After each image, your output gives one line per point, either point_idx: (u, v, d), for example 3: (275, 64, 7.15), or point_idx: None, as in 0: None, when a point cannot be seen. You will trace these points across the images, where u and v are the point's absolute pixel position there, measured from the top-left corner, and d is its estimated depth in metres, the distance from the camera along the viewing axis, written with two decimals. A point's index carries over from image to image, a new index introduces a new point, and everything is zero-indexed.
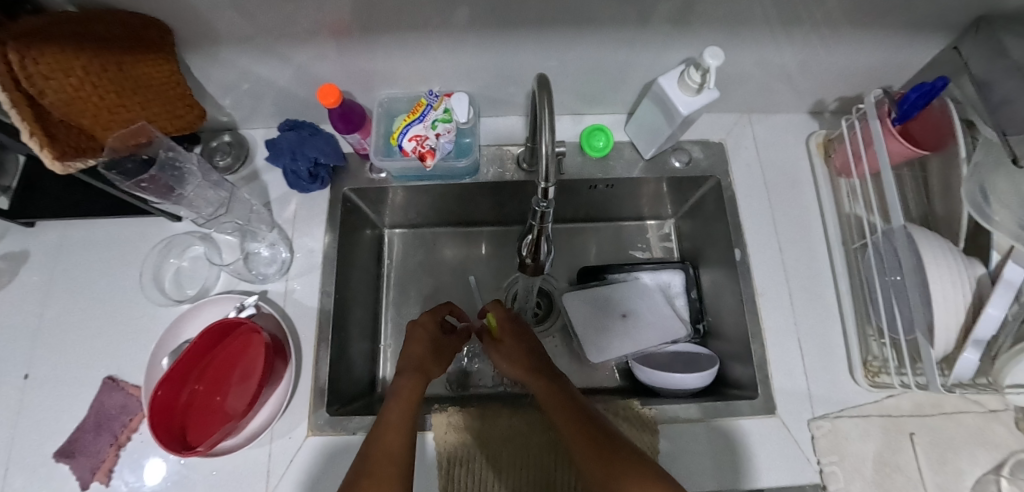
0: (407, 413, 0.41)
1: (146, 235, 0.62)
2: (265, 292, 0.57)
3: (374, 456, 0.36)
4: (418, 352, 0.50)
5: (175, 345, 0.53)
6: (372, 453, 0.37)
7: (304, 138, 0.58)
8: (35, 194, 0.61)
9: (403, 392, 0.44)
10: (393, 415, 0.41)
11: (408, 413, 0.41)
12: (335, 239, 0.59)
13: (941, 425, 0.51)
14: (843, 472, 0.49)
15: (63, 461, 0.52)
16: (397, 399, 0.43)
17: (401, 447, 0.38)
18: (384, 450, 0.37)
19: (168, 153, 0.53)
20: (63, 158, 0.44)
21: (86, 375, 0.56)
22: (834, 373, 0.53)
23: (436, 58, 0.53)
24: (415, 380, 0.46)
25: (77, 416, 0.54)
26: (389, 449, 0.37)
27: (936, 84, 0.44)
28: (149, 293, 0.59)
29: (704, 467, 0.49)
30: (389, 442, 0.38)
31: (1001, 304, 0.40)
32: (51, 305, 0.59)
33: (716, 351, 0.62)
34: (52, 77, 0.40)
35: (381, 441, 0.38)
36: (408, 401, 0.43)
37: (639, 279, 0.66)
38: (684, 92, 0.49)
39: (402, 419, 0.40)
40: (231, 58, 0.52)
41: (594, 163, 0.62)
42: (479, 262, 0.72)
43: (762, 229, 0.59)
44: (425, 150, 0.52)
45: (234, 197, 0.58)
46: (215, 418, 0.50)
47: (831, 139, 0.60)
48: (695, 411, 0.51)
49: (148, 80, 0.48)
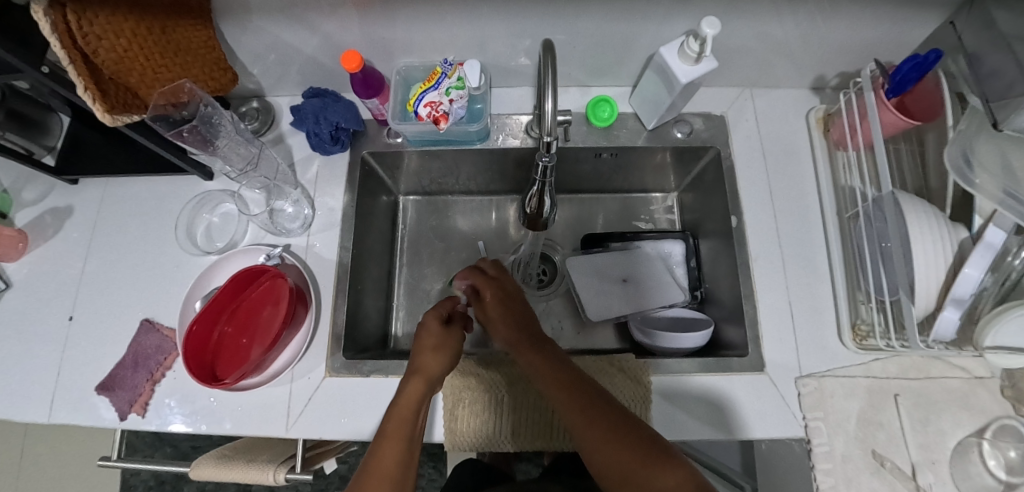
0: (405, 424, 0.42)
1: (181, 192, 0.67)
2: (288, 245, 0.62)
3: (372, 474, 0.39)
4: (420, 353, 0.48)
5: (206, 290, 0.59)
6: (370, 470, 0.39)
7: (326, 104, 0.62)
8: (79, 152, 0.66)
9: (399, 401, 0.44)
10: (390, 426, 0.42)
11: (406, 424, 0.42)
12: (353, 199, 0.64)
13: (926, 388, 0.53)
14: (827, 428, 0.51)
15: (104, 394, 0.57)
16: (395, 409, 0.43)
17: (397, 462, 0.40)
18: (379, 469, 0.39)
19: (207, 108, 0.56)
20: (112, 112, 0.48)
21: (125, 316, 0.61)
22: (823, 335, 0.55)
23: (451, 28, 0.56)
24: (416, 387, 0.45)
25: (117, 354, 0.59)
26: (384, 469, 0.39)
27: (928, 57, 0.45)
28: (183, 244, 0.64)
29: (694, 418, 0.52)
30: (384, 459, 0.40)
31: (980, 264, 0.42)
32: (92, 255, 0.64)
33: (712, 316, 0.65)
34: (104, 38, 0.44)
35: (376, 458, 0.40)
36: (403, 414, 0.43)
37: (641, 247, 0.69)
38: (685, 62, 0.51)
39: (398, 430, 0.42)
40: (262, 27, 0.55)
41: (599, 133, 0.65)
42: (488, 229, 0.75)
43: (759, 198, 0.61)
44: (440, 115, 0.55)
45: (263, 154, 0.63)
46: (241, 357, 0.55)
47: (830, 114, 0.62)
48: (689, 365, 0.54)
49: (189, 44, 0.53)
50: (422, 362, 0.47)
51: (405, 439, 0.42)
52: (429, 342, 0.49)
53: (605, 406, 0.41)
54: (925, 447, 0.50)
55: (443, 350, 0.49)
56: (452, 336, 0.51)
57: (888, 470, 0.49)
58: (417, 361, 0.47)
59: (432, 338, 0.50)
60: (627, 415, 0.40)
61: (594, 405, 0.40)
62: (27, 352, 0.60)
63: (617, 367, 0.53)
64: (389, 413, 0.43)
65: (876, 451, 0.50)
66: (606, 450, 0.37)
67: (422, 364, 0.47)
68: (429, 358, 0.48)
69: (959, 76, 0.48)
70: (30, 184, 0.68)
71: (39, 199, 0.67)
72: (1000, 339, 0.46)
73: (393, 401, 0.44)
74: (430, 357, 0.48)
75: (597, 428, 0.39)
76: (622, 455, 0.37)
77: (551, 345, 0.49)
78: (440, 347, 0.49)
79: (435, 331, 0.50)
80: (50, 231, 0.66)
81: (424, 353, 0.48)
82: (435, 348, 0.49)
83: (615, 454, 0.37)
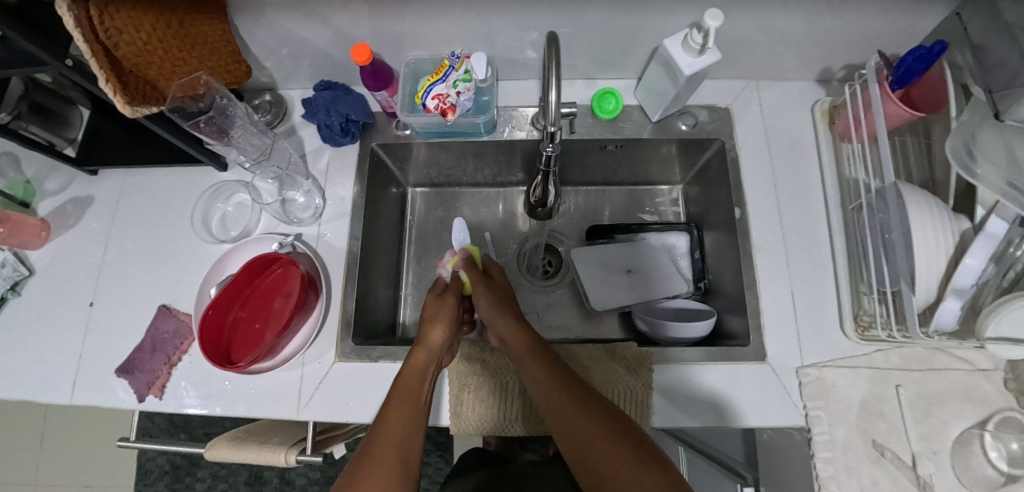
0: (412, 391, 0.45)
1: (196, 182, 0.69)
2: (300, 234, 0.63)
3: (379, 438, 0.41)
4: (429, 327, 0.51)
5: (222, 277, 0.61)
6: (378, 432, 0.41)
7: (338, 97, 0.64)
8: (98, 143, 0.68)
9: (408, 369, 0.46)
10: (397, 393, 0.44)
11: (413, 390, 0.45)
12: (363, 189, 0.65)
13: (928, 380, 0.53)
14: (828, 417, 0.52)
15: (123, 376, 0.60)
16: (404, 375, 0.46)
17: (403, 427, 0.42)
18: (387, 431, 0.41)
19: (222, 100, 0.57)
20: (132, 104, 0.49)
21: (143, 301, 0.63)
22: (826, 325, 0.56)
23: (458, 21, 0.57)
24: (421, 356, 0.48)
25: (136, 338, 0.61)
26: (392, 430, 0.41)
27: (933, 48, 0.46)
28: (198, 232, 0.66)
29: (695, 405, 0.53)
30: (391, 421, 0.42)
31: (980, 254, 0.42)
32: (112, 243, 0.67)
33: (714, 307, 0.66)
34: (124, 31, 0.45)
35: (384, 422, 0.42)
36: (410, 381, 0.45)
37: (646, 239, 0.71)
38: (688, 54, 0.52)
39: (405, 396, 0.44)
40: (277, 21, 0.57)
41: (605, 125, 0.65)
42: (495, 220, 0.77)
43: (763, 190, 0.61)
44: (447, 107, 0.56)
45: (276, 145, 0.64)
46: (253, 341, 0.57)
47: (836, 106, 0.62)
48: (690, 354, 0.55)
49: (205, 38, 0.54)
50: (427, 334, 0.50)
51: (413, 403, 0.44)
52: (430, 313, 0.53)
53: (600, 405, 0.42)
54: (927, 438, 0.51)
55: (440, 320, 0.52)
56: (445, 304, 0.54)
57: (888, 460, 0.50)
58: (425, 333, 0.50)
59: (429, 310, 0.53)
60: (622, 417, 0.42)
61: (600, 407, 0.42)
62: (50, 337, 0.63)
63: (618, 355, 0.54)
64: (397, 381, 0.46)
65: (876, 441, 0.51)
66: (605, 444, 0.39)
67: (428, 335, 0.49)
68: (433, 329, 0.50)
69: (964, 67, 0.49)
70: (52, 175, 0.70)
71: (60, 189, 0.69)
72: (1003, 330, 0.46)
73: (403, 369, 0.46)
74: (433, 328, 0.50)
75: (599, 426, 0.40)
76: (610, 452, 0.38)
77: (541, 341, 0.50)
78: (436, 320, 0.52)
79: (433, 305, 0.54)
80: (71, 219, 0.68)
81: (429, 323, 0.51)
82: (436, 322, 0.51)
83: (616, 454, 0.38)
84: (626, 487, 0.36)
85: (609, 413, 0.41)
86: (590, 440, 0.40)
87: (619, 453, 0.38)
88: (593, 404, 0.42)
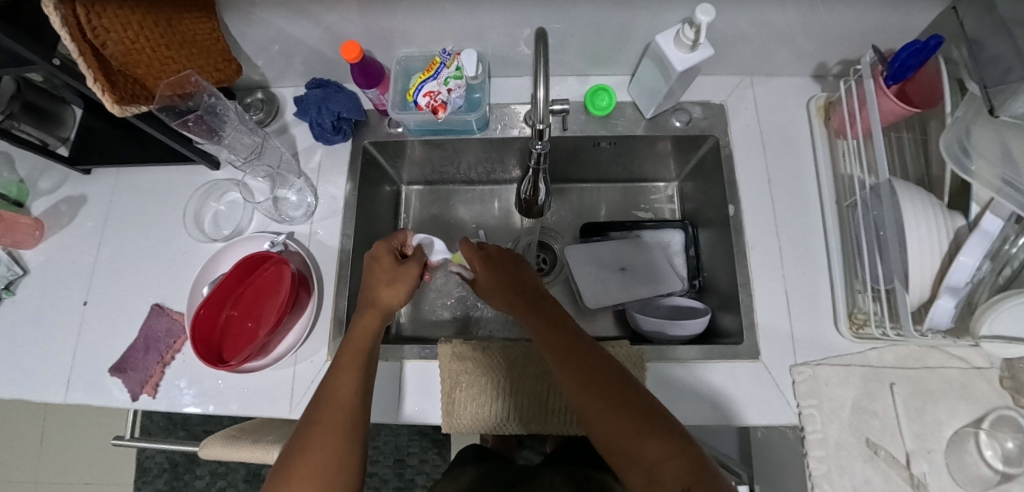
0: (360, 358, 0.45)
1: (189, 181, 0.68)
2: (292, 233, 0.63)
3: (329, 404, 0.41)
4: (376, 289, 0.52)
5: (214, 276, 0.60)
6: (327, 398, 0.41)
7: (329, 94, 0.63)
8: (90, 143, 0.68)
9: (355, 332, 0.48)
10: (344, 362, 0.45)
11: (361, 358, 0.45)
12: (355, 187, 0.65)
13: (922, 378, 0.53)
14: (821, 415, 0.51)
15: (116, 375, 0.60)
16: (350, 342, 0.47)
17: (353, 392, 0.42)
18: (336, 397, 0.41)
19: (211, 98, 0.57)
20: (121, 102, 0.49)
21: (137, 300, 0.63)
22: (820, 323, 0.55)
23: (449, 18, 0.57)
24: (371, 318, 0.49)
25: (129, 337, 0.61)
26: (341, 397, 0.42)
27: (928, 43, 0.45)
28: (191, 231, 0.66)
29: (688, 403, 0.53)
30: (341, 388, 0.42)
31: (975, 252, 0.42)
32: (106, 242, 0.67)
33: (709, 305, 0.66)
34: (112, 30, 0.46)
35: (333, 390, 0.42)
36: (357, 349, 0.46)
37: (640, 236, 0.70)
38: (680, 50, 0.51)
39: (353, 364, 0.45)
40: (266, 19, 0.56)
41: (598, 122, 0.65)
42: (489, 218, 0.77)
43: (757, 187, 0.61)
44: (438, 104, 0.56)
45: (267, 144, 0.63)
46: (246, 339, 0.57)
47: (831, 102, 0.62)
48: (683, 352, 0.55)
49: (194, 36, 0.54)
50: (379, 297, 0.52)
51: (360, 369, 0.44)
52: (384, 278, 0.53)
53: (600, 374, 0.41)
54: (921, 436, 0.50)
55: (399, 282, 0.53)
56: (404, 269, 0.54)
57: (881, 458, 0.50)
58: (373, 296, 0.52)
59: (384, 272, 0.54)
60: (625, 381, 0.41)
61: (600, 376, 0.41)
62: (44, 336, 0.63)
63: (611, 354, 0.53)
64: (344, 347, 0.47)
65: (870, 439, 0.50)
66: (605, 414, 0.38)
67: (379, 297, 0.52)
68: (385, 292, 0.52)
69: (960, 62, 0.48)
70: (45, 174, 0.70)
71: (54, 188, 0.69)
72: (997, 329, 0.45)
73: (348, 337, 0.47)
74: (385, 290, 0.52)
75: (602, 397, 0.39)
76: (610, 422, 0.38)
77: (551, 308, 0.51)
78: (394, 280, 0.53)
79: (386, 267, 0.54)
80: (65, 219, 0.68)
81: (378, 287, 0.52)
82: (390, 281, 0.53)
83: (617, 423, 0.37)
84: (627, 458, 0.36)
85: (608, 381, 0.40)
86: (591, 409, 0.39)
87: (621, 422, 0.37)
88: (591, 375, 0.41)
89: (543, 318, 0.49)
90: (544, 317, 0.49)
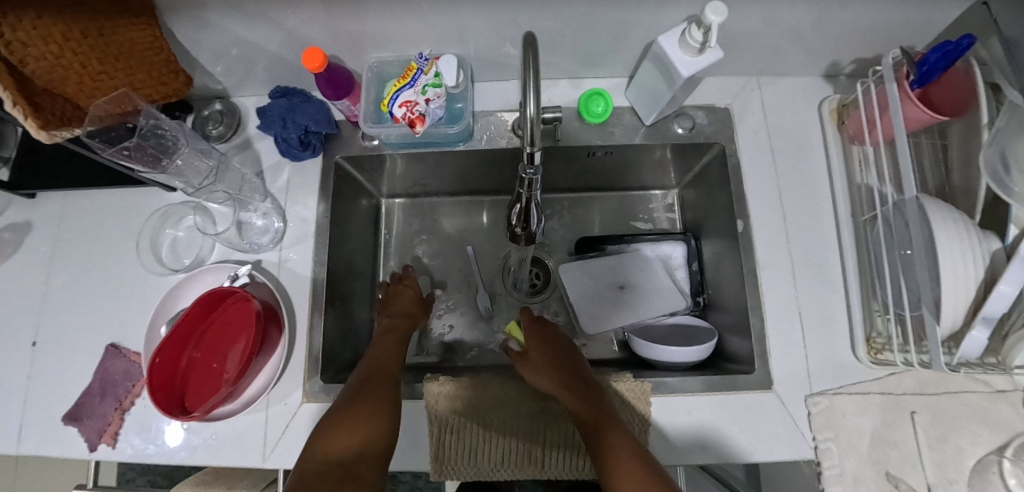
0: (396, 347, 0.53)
1: (143, 204, 0.62)
2: (259, 261, 0.57)
3: (373, 374, 0.48)
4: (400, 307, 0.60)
5: (173, 313, 0.55)
6: (371, 371, 0.48)
7: (295, 105, 0.57)
8: (31, 165, 0.61)
9: (390, 332, 0.55)
10: (384, 350, 0.52)
11: (395, 346, 0.53)
12: (328, 208, 0.59)
13: (943, 403, 0.49)
14: (838, 449, 0.48)
15: (71, 424, 0.54)
16: (384, 340, 0.54)
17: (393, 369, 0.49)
18: (379, 370, 0.48)
19: (150, 121, 0.51)
20: (48, 128, 0.42)
21: (91, 339, 0.57)
22: (835, 347, 0.51)
23: (427, 20, 0.51)
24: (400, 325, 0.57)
25: (83, 382, 0.56)
26: (383, 368, 0.49)
27: (959, 43, 0.40)
28: (147, 262, 0.60)
29: (693, 445, 0.49)
30: (381, 365, 0.49)
31: (1016, 280, 0.37)
32: (56, 275, 0.60)
33: (714, 323, 0.62)
34: (31, 44, 0.38)
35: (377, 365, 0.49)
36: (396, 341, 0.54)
37: (640, 250, 0.66)
38: (686, 53, 0.46)
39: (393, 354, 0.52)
40: (218, 23, 0.50)
41: (593, 129, 0.59)
42: (478, 231, 0.72)
43: (767, 199, 0.56)
44: (415, 116, 0.50)
45: (224, 166, 0.58)
46: (212, 384, 0.52)
47: (845, 105, 0.57)
48: (693, 384, 0.50)
49: (132, 46, 0.47)
50: (405, 313, 0.60)
51: (395, 354, 0.52)
52: (405, 305, 0.60)
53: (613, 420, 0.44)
54: (942, 467, 0.47)
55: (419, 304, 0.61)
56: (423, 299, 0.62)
57: None
58: (402, 311, 0.60)
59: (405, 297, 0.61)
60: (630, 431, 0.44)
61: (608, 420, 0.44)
62: None
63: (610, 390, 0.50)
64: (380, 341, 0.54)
65: (890, 472, 0.47)
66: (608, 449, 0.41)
67: (407, 313, 0.60)
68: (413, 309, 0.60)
69: (994, 64, 0.43)
70: None
71: None
72: None
73: (385, 333, 0.55)
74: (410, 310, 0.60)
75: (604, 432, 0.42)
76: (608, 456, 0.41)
77: (554, 334, 0.56)
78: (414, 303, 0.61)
79: (406, 296, 0.61)
80: (7, 249, 0.61)
81: (404, 311, 0.59)
82: (412, 302, 0.61)
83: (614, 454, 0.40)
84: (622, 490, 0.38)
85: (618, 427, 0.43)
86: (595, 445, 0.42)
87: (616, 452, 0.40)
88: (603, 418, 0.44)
89: (545, 348, 0.53)
90: (554, 358, 0.52)
